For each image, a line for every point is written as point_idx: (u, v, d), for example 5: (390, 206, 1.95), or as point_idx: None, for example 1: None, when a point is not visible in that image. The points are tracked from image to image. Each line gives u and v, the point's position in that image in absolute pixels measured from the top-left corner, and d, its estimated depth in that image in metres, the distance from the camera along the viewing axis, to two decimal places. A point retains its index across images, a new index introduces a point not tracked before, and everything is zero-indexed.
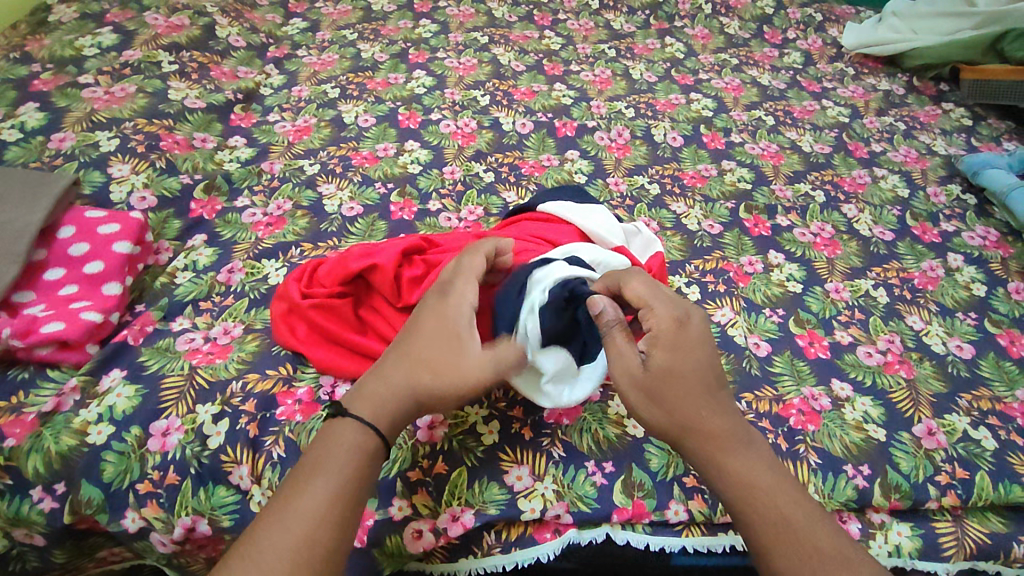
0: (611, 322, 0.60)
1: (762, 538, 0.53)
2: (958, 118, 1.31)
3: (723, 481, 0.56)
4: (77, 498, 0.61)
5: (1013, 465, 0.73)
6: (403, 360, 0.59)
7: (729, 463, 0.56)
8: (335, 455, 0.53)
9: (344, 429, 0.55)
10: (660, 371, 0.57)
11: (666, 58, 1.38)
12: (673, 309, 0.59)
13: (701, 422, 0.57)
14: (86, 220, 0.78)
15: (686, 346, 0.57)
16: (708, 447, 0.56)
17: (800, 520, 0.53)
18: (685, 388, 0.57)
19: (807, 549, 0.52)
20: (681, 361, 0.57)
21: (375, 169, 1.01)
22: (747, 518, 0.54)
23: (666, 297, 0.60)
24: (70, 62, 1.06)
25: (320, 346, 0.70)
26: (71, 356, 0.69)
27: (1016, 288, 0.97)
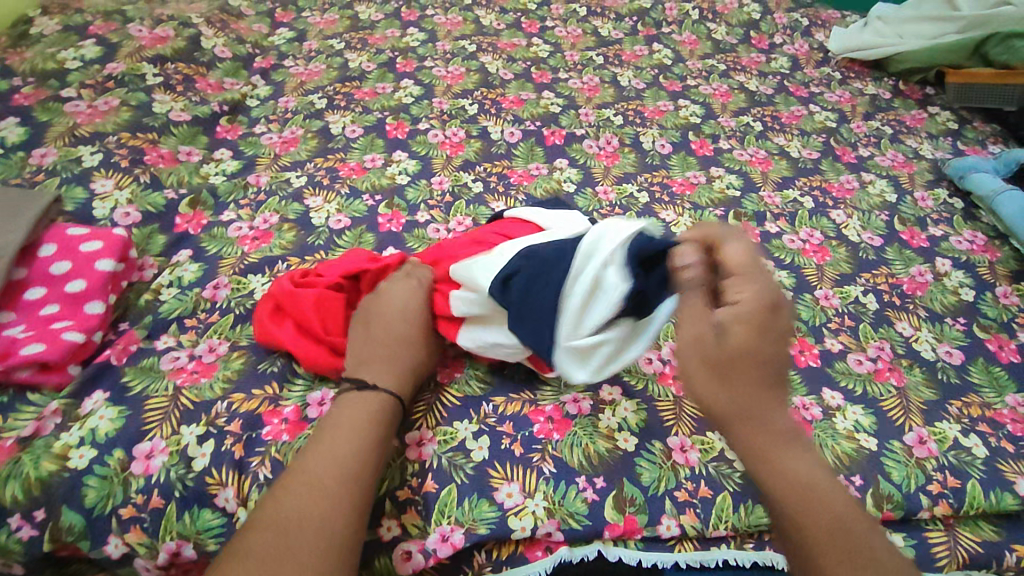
0: (693, 279, 0.62)
1: (808, 531, 0.52)
2: (944, 122, 1.32)
3: (775, 466, 0.55)
4: (56, 525, 0.60)
5: (1003, 472, 0.73)
6: (386, 345, 0.68)
7: (784, 454, 0.56)
8: (357, 416, 0.61)
9: (354, 400, 0.63)
10: (733, 341, 0.57)
11: (654, 64, 1.38)
12: (767, 280, 0.59)
13: (760, 409, 0.57)
14: (67, 237, 0.77)
15: (769, 323, 0.58)
16: (762, 437, 0.56)
17: (854, 525, 0.52)
18: (755, 367, 0.57)
19: (859, 551, 0.50)
20: (759, 337, 0.57)
21: (363, 181, 1.01)
22: (794, 510, 0.53)
23: (760, 273, 0.59)
24: (52, 75, 1.04)
25: (304, 340, 0.71)
26: (51, 379, 0.68)
27: (1003, 292, 0.97)
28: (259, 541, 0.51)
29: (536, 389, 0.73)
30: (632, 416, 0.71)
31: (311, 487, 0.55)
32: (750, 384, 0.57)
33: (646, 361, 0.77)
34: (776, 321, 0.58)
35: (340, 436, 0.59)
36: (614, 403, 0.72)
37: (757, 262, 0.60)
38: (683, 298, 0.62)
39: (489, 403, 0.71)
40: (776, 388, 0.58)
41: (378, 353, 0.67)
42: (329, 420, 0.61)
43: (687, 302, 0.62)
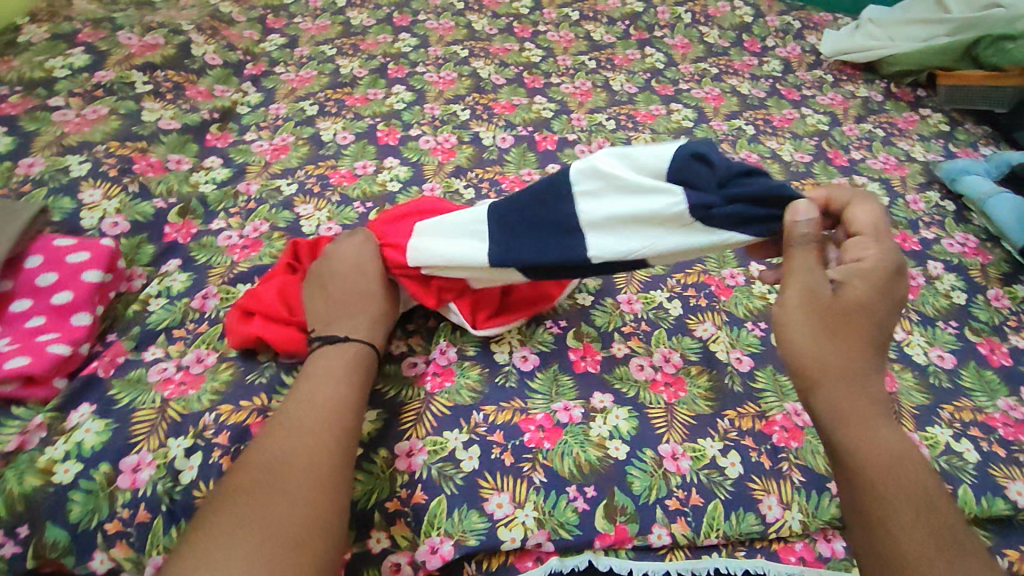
0: (806, 235, 0.58)
1: (893, 503, 0.50)
2: (936, 124, 1.32)
3: (870, 435, 0.53)
4: (40, 541, 0.59)
5: (995, 477, 0.73)
6: (354, 304, 0.72)
7: (880, 423, 0.53)
8: (335, 364, 0.65)
9: (327, 353, 0.67)
10: (848, 306, 0.55)
11: (646, 68, 1.38)
12: (893, 255, 0.57)
13: (860, 368, 0.55)
14: (53, 249, 0.77)
15: (885, 296, 0.56)
16: (859, 400, 0.54)
17: (941, 507, 0.51)
18: (861, 335, 0.55)
19: (942, 535, 0.49)
20: (874, 306, 0.55)
21: (354, 188, 1.00)
22: (885, 483, 0.51)
23: (886, 241, 0.58)
24: (40, 84, 1.04)
25: (275, 327, 0.72)
26: (37, 393, 0.68)
27: (995, 295, 0.97)
28: (251, 478, 0.55)
29: (526, 397, 0.72)
30: (624, 423, 0.71)
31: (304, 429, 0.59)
32: (855, 347, 0.55)
33: (638, 368, 0.77)
34: (892, 292, 0.56)
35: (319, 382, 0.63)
36: (605, 411, 0.72)
37: (881, 234, 0.59)
38: (793, 252, 0.59)
39: (479, 411, 0.70)
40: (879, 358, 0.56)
41: (347, 313, 0.71)
42: (306, 370, 0.65)
43: (799, 257, 0.58)
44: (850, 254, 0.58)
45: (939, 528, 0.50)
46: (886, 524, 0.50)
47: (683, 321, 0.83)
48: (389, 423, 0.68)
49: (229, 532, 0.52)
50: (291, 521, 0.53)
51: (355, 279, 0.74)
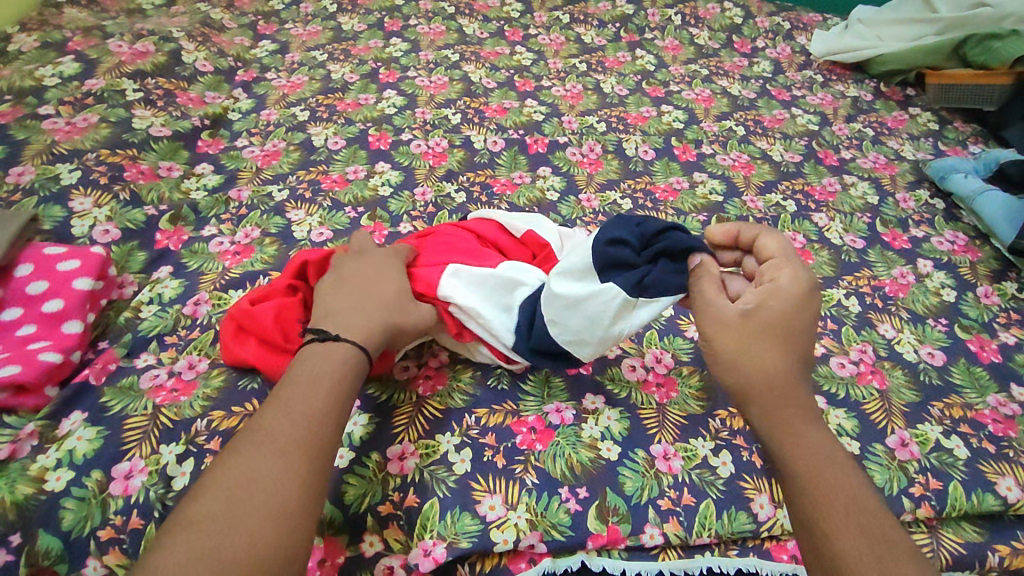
0: (709, 269, 0.61)
1: (827, 513, 0.49)
2: (925, 123, 1.33)
3: (793, 445, 0.53)
4: (34, 549, 0.59)
5: (985, 473, 0.73)
6: (368, 302, 0.67)
7: (805, 429, 0.54)
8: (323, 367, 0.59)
9: (322, 352, 0.60)
10: (763, 322, 0.56)
11: (636, 70, 1.39)
12: (804, 274, 0.58)
13: (778, 379, 0.55)
14: (44, 257, 0.77)
15: (802, 310, 0.56)
16: (780, 412, 0.54)
17: (874, 509, 0.50)
18: (781, 345, 0.55)
19: (875, 534, 0.48)
20: (788, 321, 0.56)
21: (346, 193, 1.00)
22: (818, 493, 0.50)
23: (794, 259, 0.59)
24: (29, 92, 1.04)
25: (270, 354, 0.70)
26: (28, 400, 0.67)
27: (984, 292, 0.98)
28: (206, 510, 0.48)
29: (519, 399, 0.73)
30: (615, 424, 0.71)
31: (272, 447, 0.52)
32: (772, 358, 0.55)
33: (629, 369, 0.77)
34: (807, 304, 0.57)
35: (295, 397, 0.56)
36: (597, 412, 0.72)
37: (791, 253, 0.60)
38: (696, 285, 0.61)
39: (472, 414, 0.70)
40: (801, 371, 0.56)
41: (356, 310, 0.65)
42: (287, 378, 0.58)
43: (705, 288, 0.60)
44: (764, 277, 0.59)
45: (874, 530, 0.49)
46: (829, 535, 0.49)
47: (674, 321, 0.83)
48: (380, 427, 0.68)
49: (175, 563, 0.44)
50: (242, 558, 0.46)
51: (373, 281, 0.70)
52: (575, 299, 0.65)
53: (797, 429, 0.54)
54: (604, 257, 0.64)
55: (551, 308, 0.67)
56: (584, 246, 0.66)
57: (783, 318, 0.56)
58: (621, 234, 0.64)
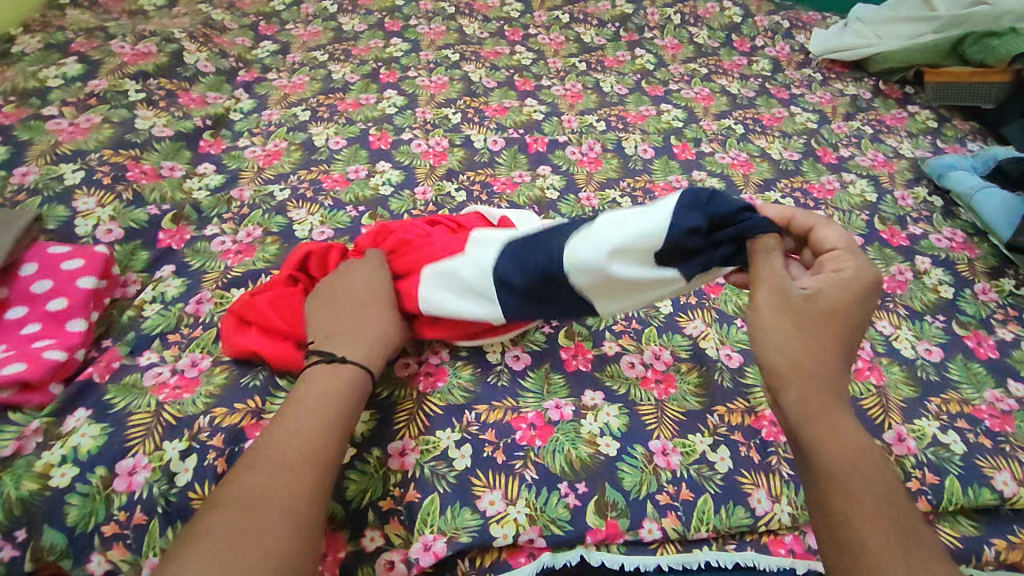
0: (769, 246, 0.60)
1: (859, 501, 0.51)
2: (923, 121, 1.33)
3: (831, 431, 0.54)
4: (39, 544, 0.59)
5: (981, 468, 0.74)
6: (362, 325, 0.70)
7: (842, 418, 0.55)
8: (329, 387, 0.63)
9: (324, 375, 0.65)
10: (819, 310, 0.57)
11: (636, 69, 1.39)
12: (870, 267, 0.59)
13: (819, 365, 0.56)
14: (48, 256, 0.77)
15: (860, 303, 0.57)
16: (821, 398, 0.55)
17: (902, 504, 0.52)
18: (833, 334, 0.56)
19: (902, 525, 0.50)
20: (844, 312, 0.57)
21: (347, 192, 1.01)
22: (850, 480, 0.52)
23: (854, 254, 0.60)
24: (33, 94, 1.05)
25: (272, 341, 0.73)
26: (33, 398, 0.68)
27: (982, 288, 0.98)
28: (222, 518, 0.51)
29: (518, 396, 0.73)
30: (614, 420, 0.72)
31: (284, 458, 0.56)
32: (823, 343, 0.56)
33: (628, 366, 0.77)
34: (864, 297, 0.58)
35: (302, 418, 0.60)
36: (596, 408, 0.73)
37: (850, 247, 0.61)
38: (757, 262, 0.60)
39: (471, 410, 0.71)
40: (845, 361, 0.57)
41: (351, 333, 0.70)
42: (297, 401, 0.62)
43: (765, 268, 0.60)
44: (828, 266, 0.60)
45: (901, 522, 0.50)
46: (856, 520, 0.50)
47: (674, 319, 0.84)
48: (382, 424, 0.69)
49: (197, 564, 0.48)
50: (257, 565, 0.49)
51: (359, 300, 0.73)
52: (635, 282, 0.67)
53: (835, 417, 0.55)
54: (678, 242, 0.64)
55: (606, 286, 0.68)
56: (650, 226, 0.65)
57: (841, 308, 0.57)
58: (696, 217, 0.63)
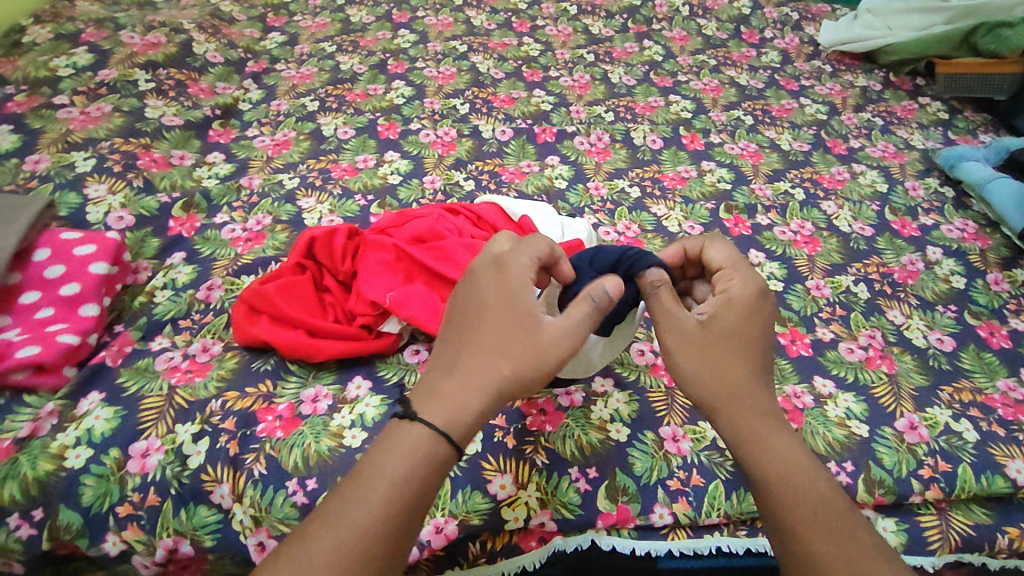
0: (656, 282, 0.62)
1: (800, 518, 0.49)
2: (935, 112, 1.32)
3: (764, 453, 0.52)
4: (55, 524, 0.62)
5: (994, 456, 0.73)
6: (508, 333, 0.54)
7: (776, 433, 0.53)
8: (410, 449, 0.50)
9: (417, 435, 0.50)
10: (720, 331, 0.56)
11: (644, 61, 1.39)
12: (756, 280, 0.59)
13: (743, 383, 0.54)
14: (61, 242, 0.78)
15: (753, 316, 0.57)
16: (752, 416, 0.53)
17: (842, 510, 0.50)
18: (741, 351, 0.56)
19: (845, 533, 0.48)
20: (745, 327, 0.56)
21: (355, 181, 1.01)
22: (787, 500, 0.50)
23: (744, 267, 0.60)
24: (44, 83, 1.05)
25: (282, 329, 0.72)
26: (47, 380, 0.69)
27: (994, 279, 0.97)
28: None
29: None
30: (624, 406, 0.72)
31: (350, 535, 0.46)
32: (734, 362, 0.55)
33: (638, 354, 0.77)
34: (760, 308, 0.58)
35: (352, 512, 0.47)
36: (606, 395, 0.72)
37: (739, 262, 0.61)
38: (651, 300, 0.61)
39: None
40: (763, 375, 0.56)
41: (487, 340, 0.54)
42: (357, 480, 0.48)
43: (660, 303, 0.60)
44: (718, 286, 0.60)
45: (844, 530, 0.48)
46: (801, 540, 0.48)
47: None
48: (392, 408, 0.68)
49: None
50: None
51: (512, 290, 0.56)
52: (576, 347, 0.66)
53: (768, 435, 0.53)
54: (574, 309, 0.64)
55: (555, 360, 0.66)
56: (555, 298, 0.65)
57: (740, 324, 0.56)
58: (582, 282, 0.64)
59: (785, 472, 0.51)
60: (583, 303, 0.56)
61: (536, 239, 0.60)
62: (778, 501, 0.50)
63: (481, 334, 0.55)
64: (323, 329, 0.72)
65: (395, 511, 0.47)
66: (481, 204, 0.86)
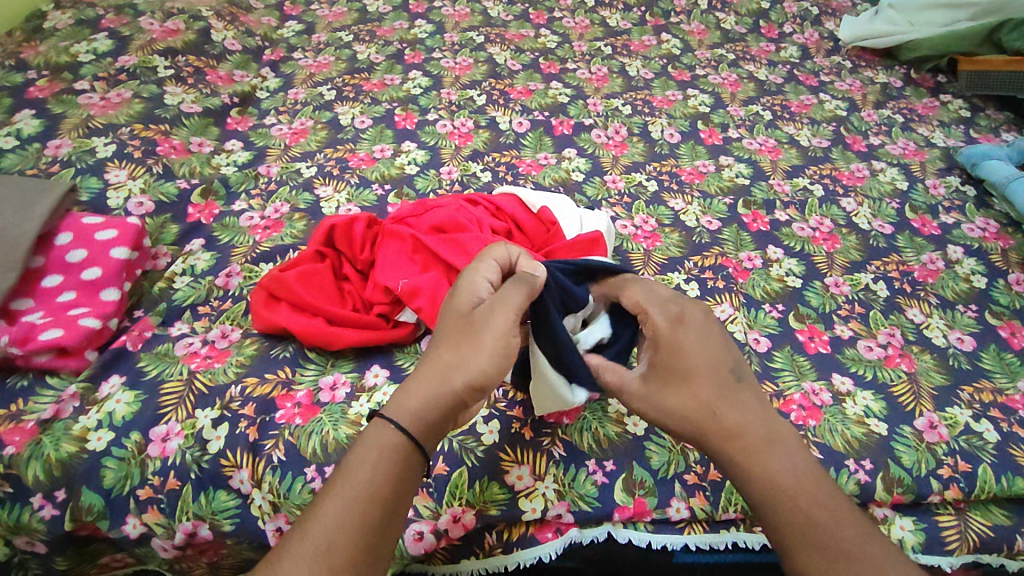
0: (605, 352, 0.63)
1: (787, 539, 0.51)
2: (956, 110, 1.30)
3: (752, 475, 0.53)
4: (77, 505, 0.62)
5: (1015, 457, 0.73)
6: (457, 323, 0.56)
7: (757, 454, 0.53)
8: (375, 447, 0.51)
9: (373, 429, 0.52)
10: (667, 376, 0.56)
11: (662, 54, 1.37)
12: (681, 312, 0.58)
13: (715, 416, 0.54)
14: (82, 227, 0.78)
15: (692, 350, 0.56)
16: (727, 444, 0.54)
17: (826, 522, 0.50)
18: (691, 387, 0.55)
19: (831, 551, 0.49)
20: (687, 363, 0.56)
21: (372, 171, 1.01)
22: (772, 521, 0.52)
23: (660, 299, 0.60)
24: (65, 68, 1.06)
25: (300, 316, 0.73)
26: (69, 363, 0.70)
27: (1017, 279, 0.96)
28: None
29: None
30: None
31: (323, 524, 0.47)
32: (689, 402, 0.55)
33: None
34: (688, 336, 0.57)
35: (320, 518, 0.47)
36: None
37: (655, 293, 0.61)
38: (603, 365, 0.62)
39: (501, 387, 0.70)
40: (725, 399, 0.55)
41: (437, 335, 0.57)
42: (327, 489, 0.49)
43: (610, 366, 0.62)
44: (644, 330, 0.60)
45: (829, 546, 0.50)
46: (790, 560, 0.51)
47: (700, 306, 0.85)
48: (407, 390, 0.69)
49: None
50: None
51: (461, 288, 0.59)
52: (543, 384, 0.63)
53: (747, 457, 0.53)
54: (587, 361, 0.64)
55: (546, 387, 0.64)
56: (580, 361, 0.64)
57: (676, 363, 0.56)
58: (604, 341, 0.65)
59: (766, 495, 0.52)
60: (522, 286, 0.57)
61: (496, 247, 0.63)
62: (769, 525, 0.52)
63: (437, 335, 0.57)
64: (341, 318, 0.72)
65: (364, 502, 0.48)
66: (501, 195, 0.86)
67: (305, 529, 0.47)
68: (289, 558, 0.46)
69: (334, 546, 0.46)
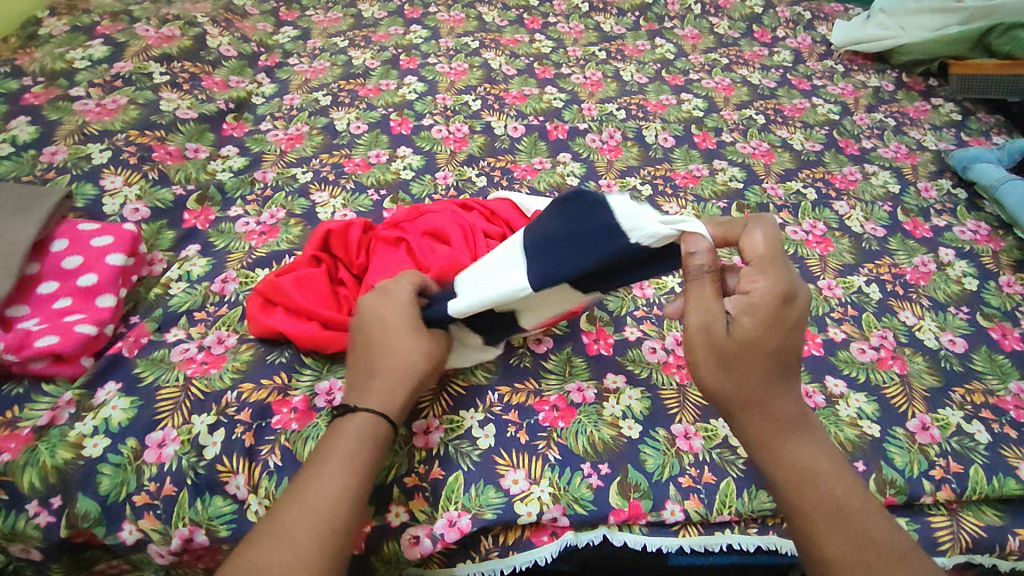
0: (701, 269, 0.55)
1: (811, 519, 0.51)
2: (947, 113, 1.31)
3: (784, 454, 0.54)
4: (73, 512, 0.62)
5: (1006, 458, 0.73)
6: (416, 332, 0.63)
7: (795, 439, 0.54)
8: (365, 426, 0.57)
9: (360, 417, 0.58)
10: (740, 341, 0.54)
11: (656, 59, 1.38)
12: (783, 283, 0.55)
13: (766, 394, 0.55)
14: (79, 233, 0.79)
15: (776, 327, 0.54)
16: (765, 423, 0.55)
17: (857, 511, 0.51)
18: (761, 359, 0.54)
19: (861, 538, 0.49)
20: (768, 335, 0.54)
21: (368, 176, 1.01)
22: (798, 501, 0.52)
23: (779, 267, 0.56)
24: (61, 75, 1.06)
25: (297, 320, 0.73)
26: (65, 370, 0.70)
27: (1008, 281, 0.97)
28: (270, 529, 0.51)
29: (541, 378, 0.73)
30: (636, 403, 0.72)
31: (331, 487, 0.53)
32: (750, 372, 0.54)
33: (650, 351, 0.77)
34: (790, 311, 0.54)
35: (298, 511, 0.51)
36: (618, 391, 0.73)
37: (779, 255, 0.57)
38: (692, 285, 0.56)
39: (495, 391, 0.71)
40: (781, 381, 0.55)
41: (397, 342, 0.62)
42: (296, 486, 0.53)
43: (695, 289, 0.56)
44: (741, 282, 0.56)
45: (860, 535, 0.50)
46: (812, 540, 0.50)
47: None
48: None
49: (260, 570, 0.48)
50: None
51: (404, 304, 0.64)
52: (491, 266, 0.66)
53: (781, 442, 0.54)
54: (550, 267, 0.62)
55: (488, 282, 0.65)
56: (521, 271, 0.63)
57: (760, 330, 0.54)
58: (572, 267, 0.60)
59: (798, 476, 0.53)
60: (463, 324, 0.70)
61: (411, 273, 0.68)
62: (793, 506, 0.52)
63: (394, 341, 0.62)
64: (338, 322, 0.72)
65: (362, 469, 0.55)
66: (495, 199, 0.86)
67: (312, 489, 0.53)
68: (297, 513, 0.51)
69: (337, 505, 0.52)
